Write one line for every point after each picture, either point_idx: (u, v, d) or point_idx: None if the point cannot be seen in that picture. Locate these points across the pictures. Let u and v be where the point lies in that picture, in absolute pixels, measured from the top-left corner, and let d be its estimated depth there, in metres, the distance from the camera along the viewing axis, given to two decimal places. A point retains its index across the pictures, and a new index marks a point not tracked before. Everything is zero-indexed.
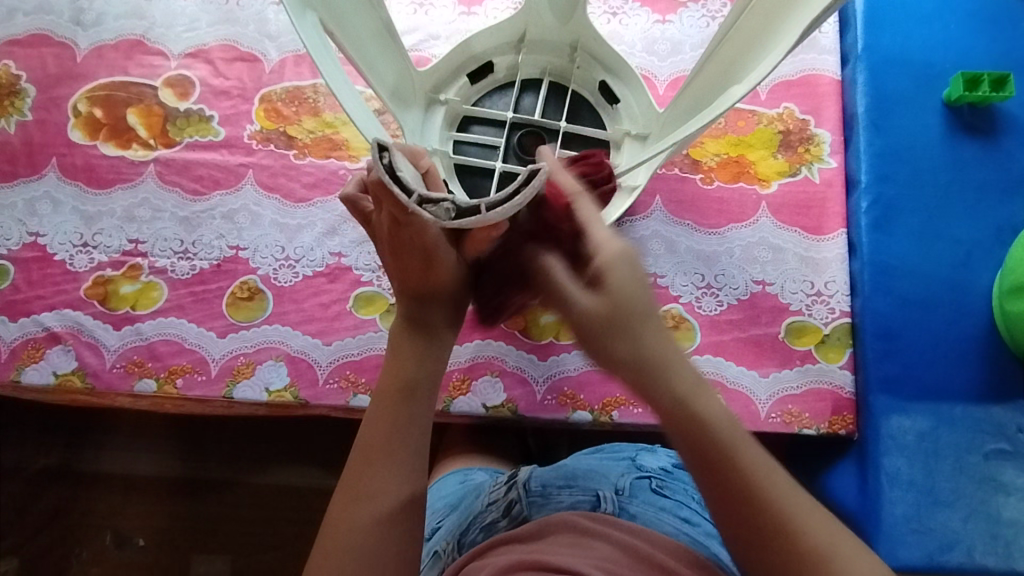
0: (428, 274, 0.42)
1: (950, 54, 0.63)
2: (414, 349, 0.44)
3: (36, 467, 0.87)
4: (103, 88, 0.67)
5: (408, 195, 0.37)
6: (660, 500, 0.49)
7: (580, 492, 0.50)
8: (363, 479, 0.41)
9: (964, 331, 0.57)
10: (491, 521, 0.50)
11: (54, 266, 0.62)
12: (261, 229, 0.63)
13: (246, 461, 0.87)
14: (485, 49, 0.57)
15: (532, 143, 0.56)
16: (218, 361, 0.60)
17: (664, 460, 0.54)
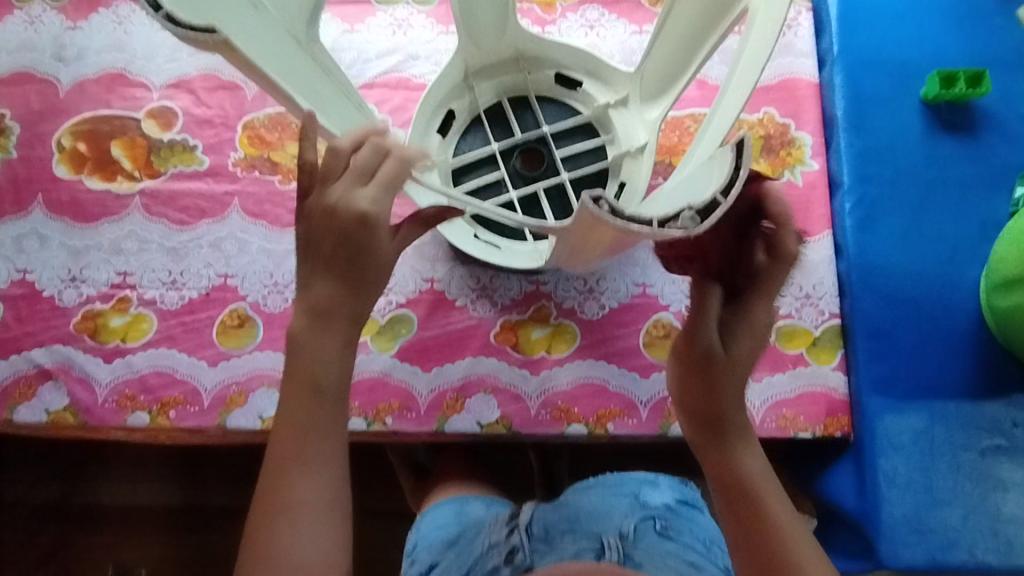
0: (348, 250, 0.43)
1: (925, 53, 0.63)
2: (327, 343, 0.44)
3: (36, 502, 0.87)
4: (86, 122, 0.67)
5: (647, 224, 0.34)
6: (665, 543, 0.52)
7: (583, 538, 0.52)
8: (284, 492, 0.42)
9: (954, 328, 0.58)
10: (493, 567, 0.52)
11: (43, 303, 0.62)
12: (249, 257, 0.63)
13: (247, 488, 0.86)
14: (439, 100, 0.56)
15: (531, 161, 0.56)
16: (210, 392, 0.60)
17: (668, 496, 0.57)
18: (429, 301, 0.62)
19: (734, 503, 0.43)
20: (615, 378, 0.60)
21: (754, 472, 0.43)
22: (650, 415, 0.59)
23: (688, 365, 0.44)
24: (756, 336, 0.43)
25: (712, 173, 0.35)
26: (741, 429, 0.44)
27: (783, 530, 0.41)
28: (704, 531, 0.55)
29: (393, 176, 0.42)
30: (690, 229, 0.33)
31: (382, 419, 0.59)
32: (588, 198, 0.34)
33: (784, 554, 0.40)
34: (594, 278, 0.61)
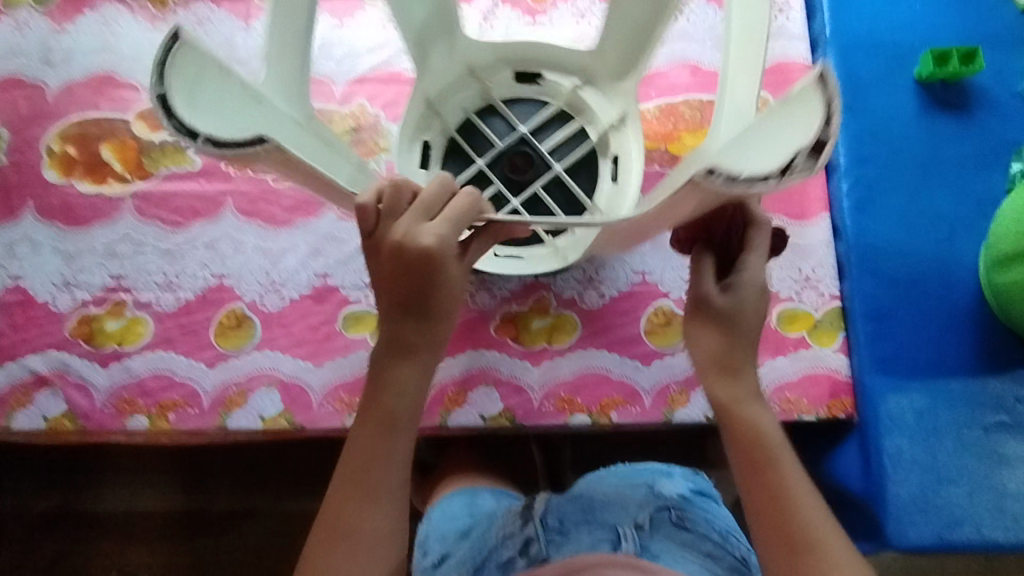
0: (422, 289, 0.40)
1: (918, 33, 0.63)
2: (401, 378, 0.43)
3: (37, 511, 0.86)
4: (75, 125, 0.66)
5: (767, 177, 0.34)
6: (681, 534, 0.52)
7: (600, 529, 0.52)
8: (345, 516, 0.42)
9: (954, 307, 0.58)
10: (508, 559, 0.52)
11: (37, 309, 0.62)
12: (245, 256, 0.63)
13: (250, 491, 0.86)
14: (411, 136, 0.54)
15: (520, 164, 0.55)
16: (210, 393, 0.59)
17: (682, 486, 0.56)
18: None
19: (752, 467, 0.42)
20: (618, 367, 0.59)
21: (769, 432, 0.43)
22: (653, 402, 0.59)
23: (696, 318, 0.45)
24: (761, 292, 0.44)
25: (789, 121, 0.36)
26: (749, 392, 0.44)
27: (800, 495, 0.41)
28: (721, 521, 0.54)
29: (461, 211, 0.40)
30: (812, 171, 0.33)
31: None
32: (699, 171, 0.35)
33: (795, 510, 0.41)
34: (593, 267, 0.61)
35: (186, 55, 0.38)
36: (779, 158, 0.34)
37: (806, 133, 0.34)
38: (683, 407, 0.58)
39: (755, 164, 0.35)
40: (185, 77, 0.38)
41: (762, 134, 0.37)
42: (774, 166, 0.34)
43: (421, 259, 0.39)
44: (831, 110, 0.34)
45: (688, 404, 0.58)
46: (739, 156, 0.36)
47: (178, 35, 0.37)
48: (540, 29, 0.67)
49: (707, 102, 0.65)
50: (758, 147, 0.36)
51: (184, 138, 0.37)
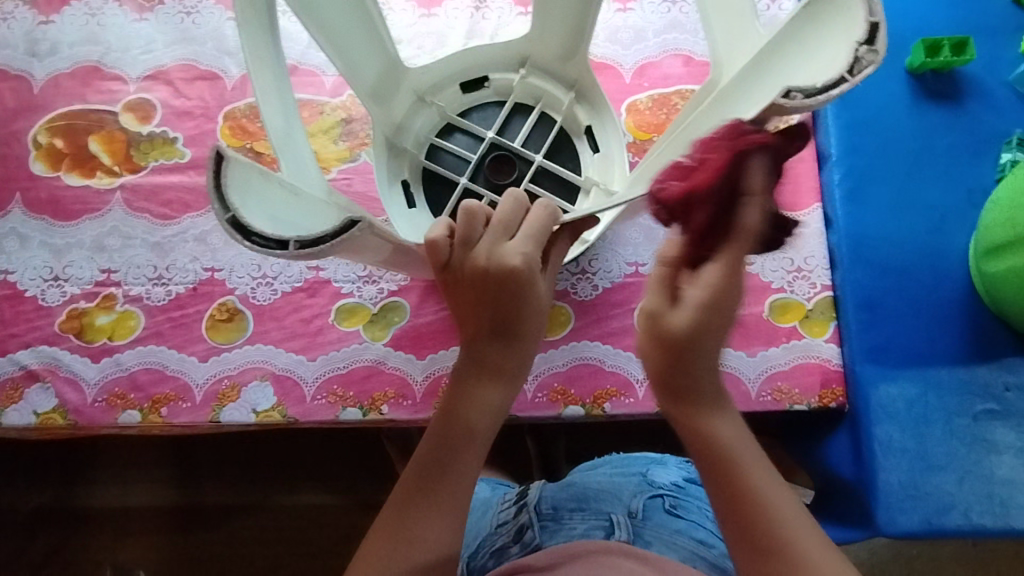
0: (505, 300, 0.42)
1: (909, 22, 0.63)
2: (486, 392, 0.43)
3: (29, 507, 0.86)
4: (62, 117, 0.65)
5: (841, 80, 0.33)
6: (674, 522, 0.52)
7: (593, 516, 0.52)
8: (408, 522, 0.40)
9: (943, 296, 0.58)
10: (502, 546, 0.53)
11: (26, 303, 0.61)
12: (236, 249, 0.62)
13: (245, 484, 0.86)
14: (387, 177, 0.55)
15: (502, 167, 0.54)
16: (202, 387, 0.59)
17: (677, 475, 0.58)
18: (421, 288, 0.61)
19: (714, 476, 0.37)
20: (611, 358, 0.59)
21: (725, 442, 0.37)
22: (646, 393, 0.59)
23: (642, 327, 0.37)
24: (717, 300, 0.35)
25: (827, 23, 0.35)
26: (713, 396, 0.38)
27: (767, 503, 0.36)
28: (713, 509, 0.56)
29: (540, 226, 0.43)
30: (879, 57, 0.33)
31: (378, 408, 0.59)
32: (777, 96, 0.34)
33: (784, 549, 0.35)
34: (586, 259, 0.61)
35: (236, 172, 0.35)
36: (844, 55, 0.33)
37: (857, 24, 0.33)
38: None
39: (817, 75, 0.34)
40: (242, 194, 0.35)
41: (807, 45, 0.36)
42: (842, 65, 0.33)
43: (504, 270, 0.41)
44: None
45: None
46: (797, 74, 0.35)
47: (223, 153, 0.34)
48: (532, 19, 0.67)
49: None
50: (808, 60, 0.35)
51: (270, 247, 0.34)
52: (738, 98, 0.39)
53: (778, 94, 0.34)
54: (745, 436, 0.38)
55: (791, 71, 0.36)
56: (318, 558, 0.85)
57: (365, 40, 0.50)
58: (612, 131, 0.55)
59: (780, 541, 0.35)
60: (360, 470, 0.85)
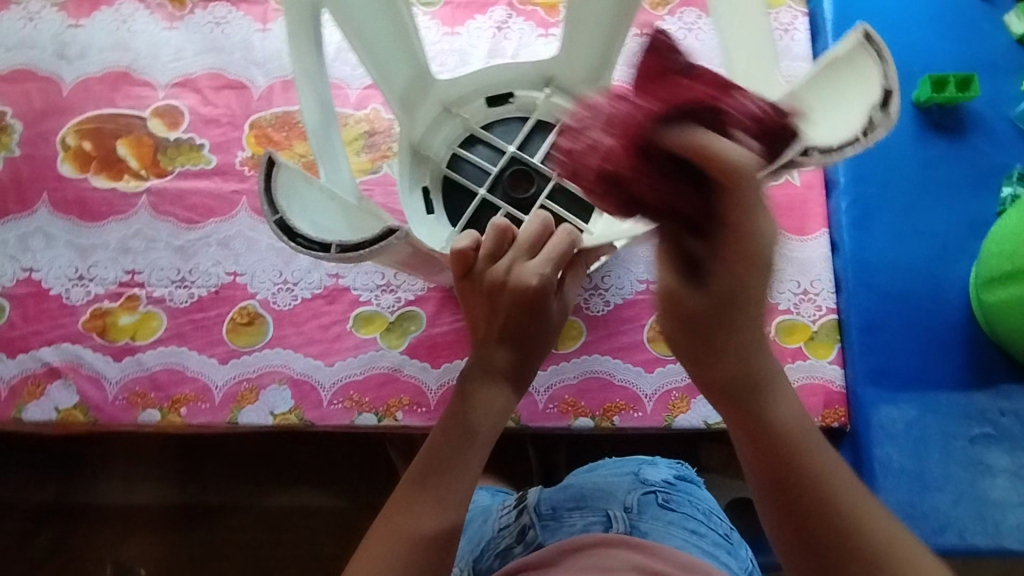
0: (521, 309, 0.44)
1: (917, 58, 0.65)
2: (494, 398, 0.44)
3: (34, 501, 0.87)
4: (91, 121, 0.67)
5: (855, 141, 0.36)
6: (667, 514, 0.54)
7: (591, 513, 0.54)
8: (410, 514, 0.39)
9: (944, 322, 0.60)
10: (506, 547, 0.54)
11: (50, 301, 0.62)
12: (258, 255, 0.64)
13: (248, 485, 0.87)
14: (410, 183, 0.56)
15: (521, 181, 0.55)
16: (221, 388, 0.61)
17: (666, 473, 0.60)
18: (438, 298, 0.63)
19: (773, 461, 0.34)
20: (620, 372, 0.61)
21: (784, 426, 0.35)
22: (655, 408, 0.60)
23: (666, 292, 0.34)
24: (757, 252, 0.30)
25: (845, 80, 0.39)
26: (768, 371, 0.35)
27: (826, 476, 0.34)
28: (702, 502, 0.58)
29: (562, 251, 0.45)
30: (890, 121, 0.36)
31: (392, 414, 0.61)
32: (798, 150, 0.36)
33: (854, 533, 0.33)
34: (599, 276, 0.63)
35: (285, 175, 0.39)
36: (858, 117, 0.37)
37: (874, 90, 0.37)
38: (684, 413, 0.60)
39: (832, 134, 0.37)
40: (288, 198, 0.39)
41: (828, 97, 0.39)
42: (857, 125, 0.37)
43: (521, 281, 0.44)
44: (887, 60, 0.37)
45: (689, 410, 0.60)
46: (815, 128, 0.38)
47: (274, 160, 0.39)
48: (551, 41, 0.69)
49: None
50: (824, 116, 0.38)
51: (313, 249, 0.38)
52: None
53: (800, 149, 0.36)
54: (800, 411, 0.36)
55: (810, 119, 0.39)
56: (315, 559, 0.86)
57: (401, 52, 0.53)
58: None
59: (845, 523, 0.33)
60: (364, 473, 0.86)
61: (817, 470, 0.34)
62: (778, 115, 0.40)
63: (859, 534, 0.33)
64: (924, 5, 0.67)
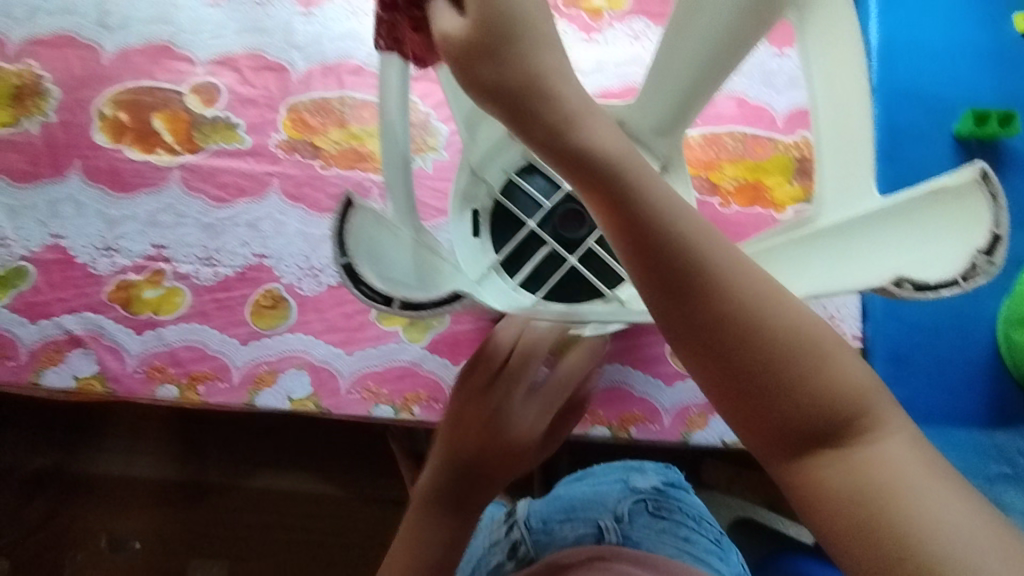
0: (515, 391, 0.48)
1: (959, 91, 0.65)
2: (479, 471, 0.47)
3: (34, 467, 0.86)
4: (128, 92, 0.67)
5: (952, 283, 0.32)
6: (657, 522, 0.56)
7: (581, 525, 0.57)
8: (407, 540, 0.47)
9: (971, 358, 0.60)
10: (498, 563, 0.57)
11: (76, 269, 0.62)
12: (286, 238, 0.63)
13: (249, 467, 0.87)
14: (462, 202, 0.60)
15: (571, 219, 0.60)
16: (241, 369, 0.60)
17: (654, 480, 0.61)
18: None
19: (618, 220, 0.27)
20: (641, 384, 0.61)
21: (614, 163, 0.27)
22: (672, 422, 0.60)
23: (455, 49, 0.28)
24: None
25: (949, 213, 0.33)
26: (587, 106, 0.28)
27: (665, 219, 0.27)
28: (691, 507, 0.60)
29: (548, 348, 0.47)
30: (994, 270, 0.32)
31: (409, 408, 0.60)
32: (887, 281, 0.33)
33: (701, 279, 0.27)
34: None
35: (360, 219, 0.37)
36: (958, 259, 0.32)
37: (980, 231, 0.32)
38: (701, 429, 0.60)
39: (929, 267, 0.33)
40: (358, 240, 0.37)
41: (924, 227, 0.34)
42: (957, 267, 0.32)
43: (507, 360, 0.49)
44: (1002, 206, 0.32)
45: (706, 426, 0.60)
46: (908, 259, 0.33)
47: (352, 201, 0.37)
48: (594, 46, 0.69)
49: (750, 135, 0.67)
50: (919, 248, 0.34)
51: (374, 299, 0.36)
52: (838, 261, 0.35)
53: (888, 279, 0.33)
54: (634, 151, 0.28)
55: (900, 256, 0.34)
56: (312, 546, 0.86)
57: None
58: None
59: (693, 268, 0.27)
60: (367, 464, 0.87)
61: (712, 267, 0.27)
62: (864, 239, 0.35)
63: (714, 292, 0.27)
64: (969, 38, 0.66)
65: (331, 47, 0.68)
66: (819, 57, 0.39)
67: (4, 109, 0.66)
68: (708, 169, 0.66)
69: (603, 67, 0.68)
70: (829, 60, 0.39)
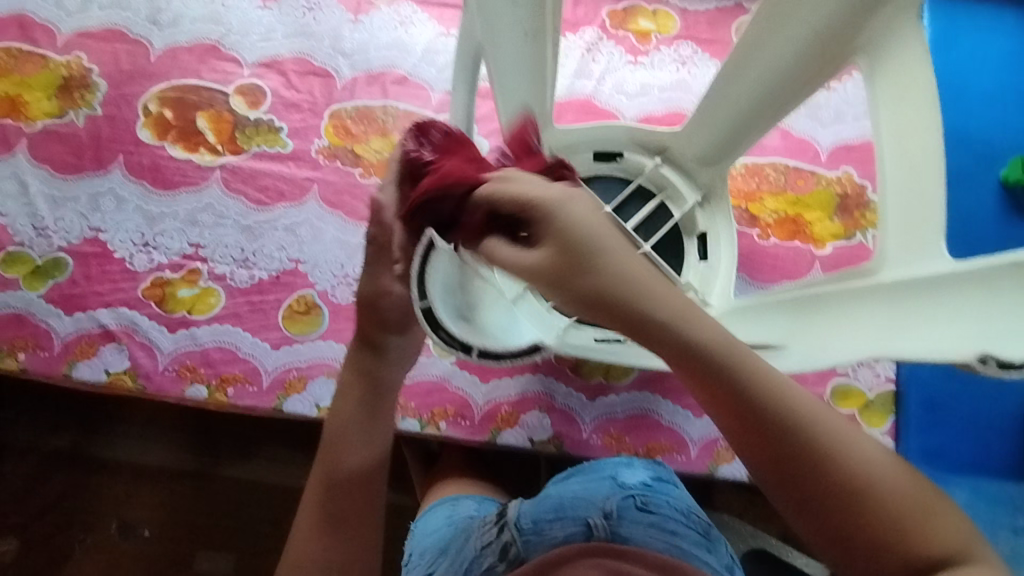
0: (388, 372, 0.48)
1: (1008, 136, 0.64)
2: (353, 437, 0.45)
3: (50, 448, 0.87)
4: (174, 89, 0.67)
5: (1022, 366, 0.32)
6: (646, 517, 0.48)
7: (570, 523, 0.48)
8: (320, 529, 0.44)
9: (1006, 409, 0.59)
10: (488, 567, 0.47)
11: (113, 264, 0.63)
12: (322, 245, 0.64)
13: (263, 463, 0.87)
14: None
15: None
16: (270, 373, 0.61)
17: (643, 474, 0.54)
18: None
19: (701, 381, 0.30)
20: (669, 413, 0.61)
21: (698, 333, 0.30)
22: (699, 454, 0.60)
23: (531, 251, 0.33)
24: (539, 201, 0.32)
25: None
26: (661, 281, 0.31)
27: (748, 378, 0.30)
28: (681, 501, 0.52)
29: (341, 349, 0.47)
30: None
31: (436, 423, 0.60)
32: (971, 355, 0.33)
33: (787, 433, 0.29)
34: None
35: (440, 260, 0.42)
36: None
37: None
38: (727, 463, 0.59)
39: (1014, 342, 0.33)
40: None
41: (978, 301, 0.34)
42: None
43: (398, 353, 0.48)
44: None
45: (733, 461, 0.60)
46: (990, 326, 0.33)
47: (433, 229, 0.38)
48: (640, 70, 0.68)
49: (792, 168, 0.66)
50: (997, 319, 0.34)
51: None
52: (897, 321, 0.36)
53: (973, 353, 0.33)
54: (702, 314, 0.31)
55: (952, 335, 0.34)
56: None
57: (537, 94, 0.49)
58: (728, 243, 0.60)
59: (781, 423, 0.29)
60: None
61: (785, 407, 0.30)
62: (920, 303, 0.36)
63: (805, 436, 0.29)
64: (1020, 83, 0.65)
65: (377, 55, 0.68)
66: (887, 108, 0.41)
67: (51, 100, 0.66)
68: (748, 201, 0.65)
69: (648, 91, 0.68)
70: (900, 113, 0.41)
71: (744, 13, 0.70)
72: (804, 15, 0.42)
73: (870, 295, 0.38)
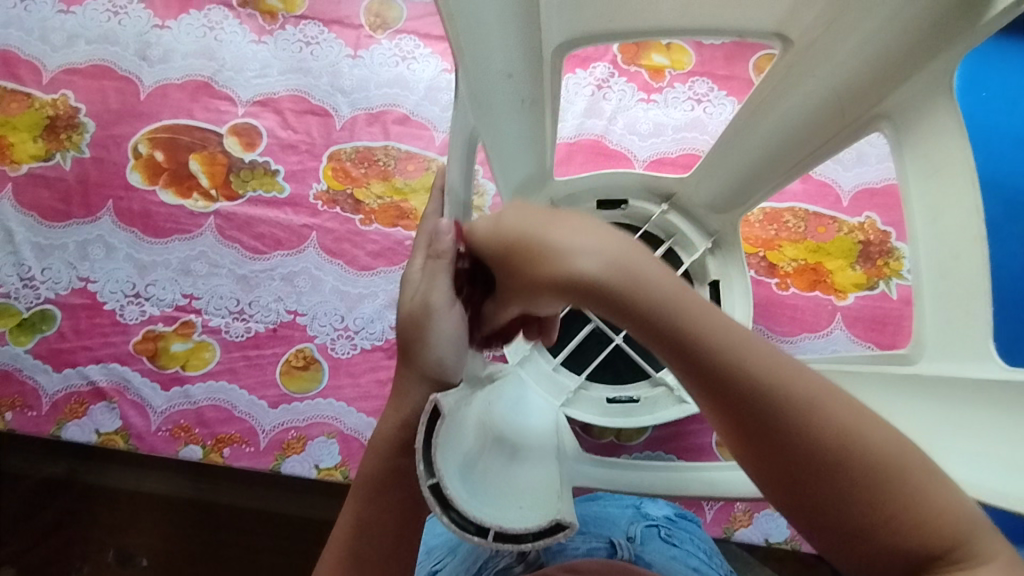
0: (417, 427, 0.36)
1: None
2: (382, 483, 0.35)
3: (43, 475, 0.78)
4: (165, 130, 0.64)
5: None
6: (671, 549, 0.46)
7: (593, 538, 0.45)
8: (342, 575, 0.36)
9: None
10: (504, 567, 0.42)
11: (102, 316, 0.60)
12: (322, 296, 0.61)
13: (260, 493, 0.77)
14: None
15: None
16: (268, 433, 0.58)
17: (666, 509, 0.52)
18: None
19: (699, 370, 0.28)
20: None
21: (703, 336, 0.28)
22: (715, 517, 0.58)
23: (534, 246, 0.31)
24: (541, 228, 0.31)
25: None
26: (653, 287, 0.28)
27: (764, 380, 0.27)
28: (704, 543, 0.50)
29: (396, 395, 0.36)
30: None
31: None
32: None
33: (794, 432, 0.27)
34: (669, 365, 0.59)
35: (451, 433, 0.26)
36: None
37: None
38: (745, 527, 0.57)
39: None
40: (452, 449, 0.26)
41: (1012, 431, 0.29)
42: None
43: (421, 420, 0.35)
44: None
45: (750, 525, 0.57)
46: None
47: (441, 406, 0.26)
48: (653, 108, 0.65)
49: (813, 214, 0.63)
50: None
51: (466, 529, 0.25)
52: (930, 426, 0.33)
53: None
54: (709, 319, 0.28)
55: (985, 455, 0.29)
56: None
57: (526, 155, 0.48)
58: (744, 290, 0.55)
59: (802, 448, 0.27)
60: None
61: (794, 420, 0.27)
62: (955, 409, 0.32)
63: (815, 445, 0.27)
64: None
65: (377, 93, 0.65)
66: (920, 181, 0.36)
67: (36, 140, 0.64)
68: (766, 248, 0.62)
69: (661, 130, 0.65)
70: (934, 189, 0.35)
71: (763, 47, 0.66)
72: (822, 72, 0.39)
73: (904, 384, 0.36)
